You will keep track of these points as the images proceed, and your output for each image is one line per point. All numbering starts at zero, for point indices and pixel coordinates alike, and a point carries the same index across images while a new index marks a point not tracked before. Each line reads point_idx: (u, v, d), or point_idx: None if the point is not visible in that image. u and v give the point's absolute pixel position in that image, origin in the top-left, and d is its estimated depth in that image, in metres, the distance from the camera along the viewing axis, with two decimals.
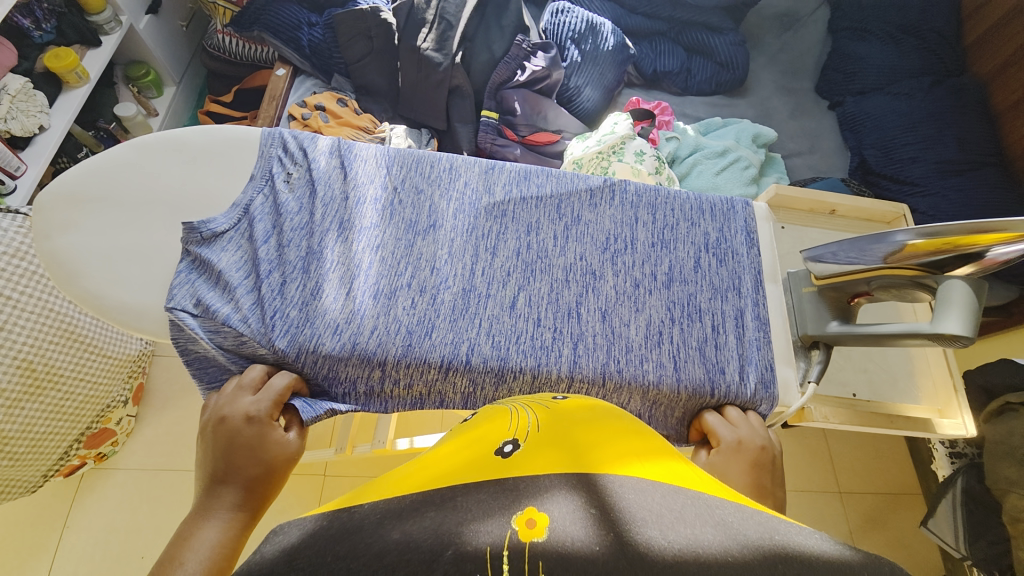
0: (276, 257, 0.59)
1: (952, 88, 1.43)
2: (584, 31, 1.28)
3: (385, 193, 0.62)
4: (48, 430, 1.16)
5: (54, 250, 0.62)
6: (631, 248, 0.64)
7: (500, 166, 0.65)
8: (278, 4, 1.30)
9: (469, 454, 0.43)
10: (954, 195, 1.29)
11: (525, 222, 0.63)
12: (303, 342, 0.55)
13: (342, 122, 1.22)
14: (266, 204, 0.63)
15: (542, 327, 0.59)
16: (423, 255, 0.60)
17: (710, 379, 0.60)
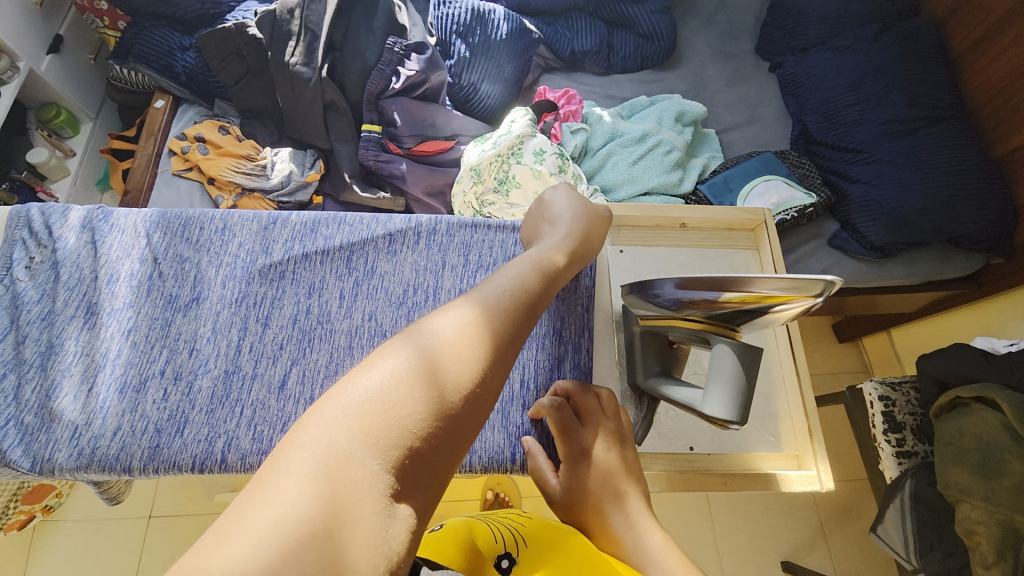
0: (11, 357, 0.55)
1: (900, 35, 1.28)
2: (471, 22, 1.17)
3: (144, 267, 0.59)
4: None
5: None
6: (429, 300, 0.60)
7: (282, 219, 0.61)
8: (150, 30, 1.23)
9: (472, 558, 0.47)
10: (902, 159, 1.15)
11: (308, 282, 0.60)
12: (39, 452, 0.52)
13: (223, 152, 1.15)
14: (1, 297, 0.57)
15: (314, 406, 0.55)
16: (183, 335, 0.57)
17: (509, 441, 0.60)
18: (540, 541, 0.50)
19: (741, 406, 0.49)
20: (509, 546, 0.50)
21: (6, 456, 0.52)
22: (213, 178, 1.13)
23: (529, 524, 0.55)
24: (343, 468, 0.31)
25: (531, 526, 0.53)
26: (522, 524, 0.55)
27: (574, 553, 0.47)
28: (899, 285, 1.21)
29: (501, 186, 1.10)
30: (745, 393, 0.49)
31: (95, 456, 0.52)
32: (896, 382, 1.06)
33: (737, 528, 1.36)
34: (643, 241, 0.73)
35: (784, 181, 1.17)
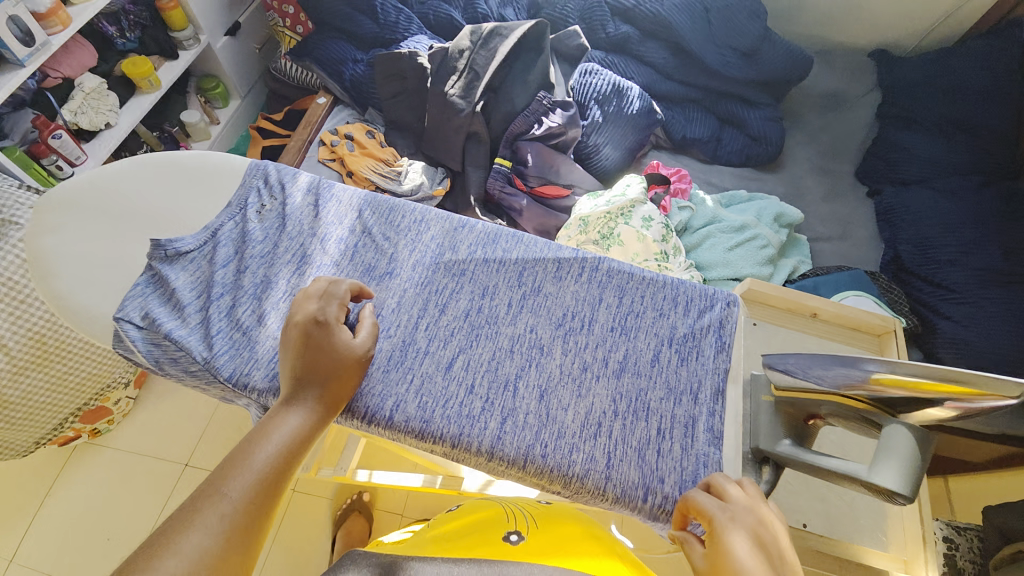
0: (229, 280, 0.59)
1: (1003, 192, 1.34)
2: (609, 93, 1.29)
3: (351, 235, 0.62)
4: (48, 401, 1.19)
5: (36, 252, 0.62)
6: (587, 329, 0.60)
7: (470, 225, 0.65)
8: (331, 40, 1.42)
9: (491, 535, 0.69)
10: (995, 307, 1.18)
11: (483, 284, 0.61)
12: (240, 367, 0.54)
13: (366, 153, 1.29)
14: (232, 229, 0.62)
15: (474, 394, 0.55)
16: (372, 301, 0.59)
17: (644, 484, 0.53)
18: (545, 526, 0.71)
19: (915, 484, 0.44)
20: (517, 526, 0.70)
21: (212, 362, 0.54)
22: (352, 173, 1.27)
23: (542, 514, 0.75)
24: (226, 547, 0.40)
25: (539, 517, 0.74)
26: (535, 511, 0.76)
27: (567, 540, 0.68)
28: (970, 429, 1.20)
29: (603, 240, 1.19)
30: (920, 477, 0.44)
31: None
32: (962, 527, 1.04)
33: None
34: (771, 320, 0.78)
35: (874, 301, 1.19)
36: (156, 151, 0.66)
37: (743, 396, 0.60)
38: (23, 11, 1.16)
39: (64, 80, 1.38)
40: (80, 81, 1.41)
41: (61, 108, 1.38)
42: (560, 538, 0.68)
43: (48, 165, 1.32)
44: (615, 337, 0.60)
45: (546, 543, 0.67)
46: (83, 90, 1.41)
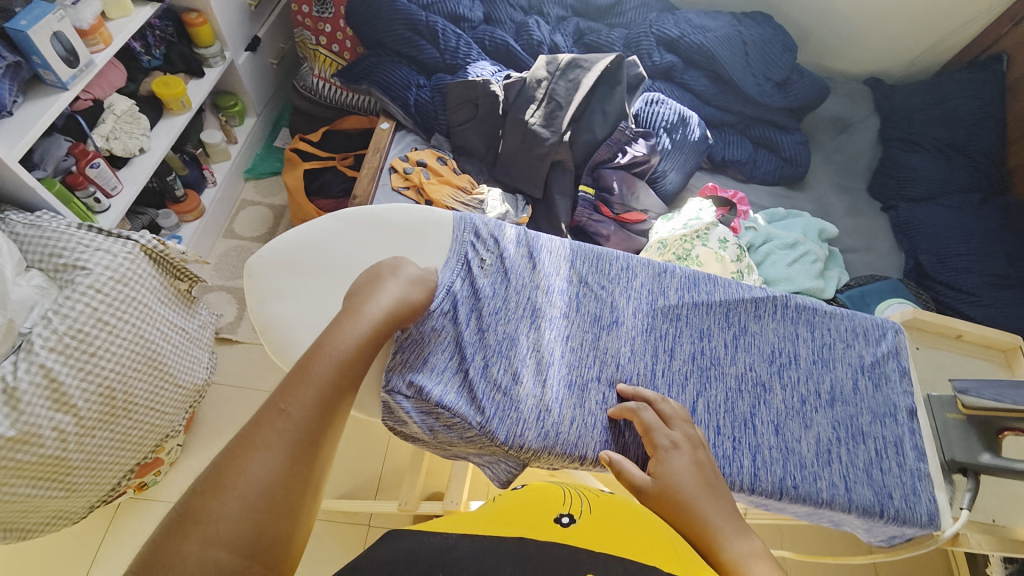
0: (479, 341, 0.65)
1: (1000, 207, 1.55)
2: (675, 122, 1.37)
3: (571, 286, 0.70)
4: (110, 460, 1.07)
5: (270, 317, 0.67)
6: (795, 363, 0.67)
7: (671, 270, 0.71)
8: (391, 64, 1.40)
9: (533, 517, 0.50)
10: (1009, 309, 1.37)
11: (698, 327, 0.68)
12: (511, 427, 0.61)
13: (443, 181, 1.27)
14: (464, 287, 0.68)
15: (720, 434, 0.62)
16: (608, 350, 0.66)
17: (880, 502, 0.59)
18: (606, 514, 0.52)
19: None
20: (571, 508, 0.52)
21: (489, 426, 0.60)
22: (432, 201, 1.24)
23: (606, 500, 0.55)
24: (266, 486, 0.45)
25: (606, 500, 0.55)
26: (592, 497, 0.56)
27: (636, 527, 0.50)
28: None
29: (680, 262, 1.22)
30: None
31: (561, 439, 0.61)
32: None
33: None
34: (927, 342, 0.81)
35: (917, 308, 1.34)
36: (358, 208, 0.73)
37: (929, 415, 0.71)
38: (66, 26, 1.01)
39: (95, 102, 1.25)
40: (110, 103, 1.29)
41: (91, 133, 1.25)
42: (627, 528, 0.49)
43: (85, 198, 1.21)
44: (819, 370, 0.67)
45: (606, 536, 0.47)
46: (115, 113, 1.29)
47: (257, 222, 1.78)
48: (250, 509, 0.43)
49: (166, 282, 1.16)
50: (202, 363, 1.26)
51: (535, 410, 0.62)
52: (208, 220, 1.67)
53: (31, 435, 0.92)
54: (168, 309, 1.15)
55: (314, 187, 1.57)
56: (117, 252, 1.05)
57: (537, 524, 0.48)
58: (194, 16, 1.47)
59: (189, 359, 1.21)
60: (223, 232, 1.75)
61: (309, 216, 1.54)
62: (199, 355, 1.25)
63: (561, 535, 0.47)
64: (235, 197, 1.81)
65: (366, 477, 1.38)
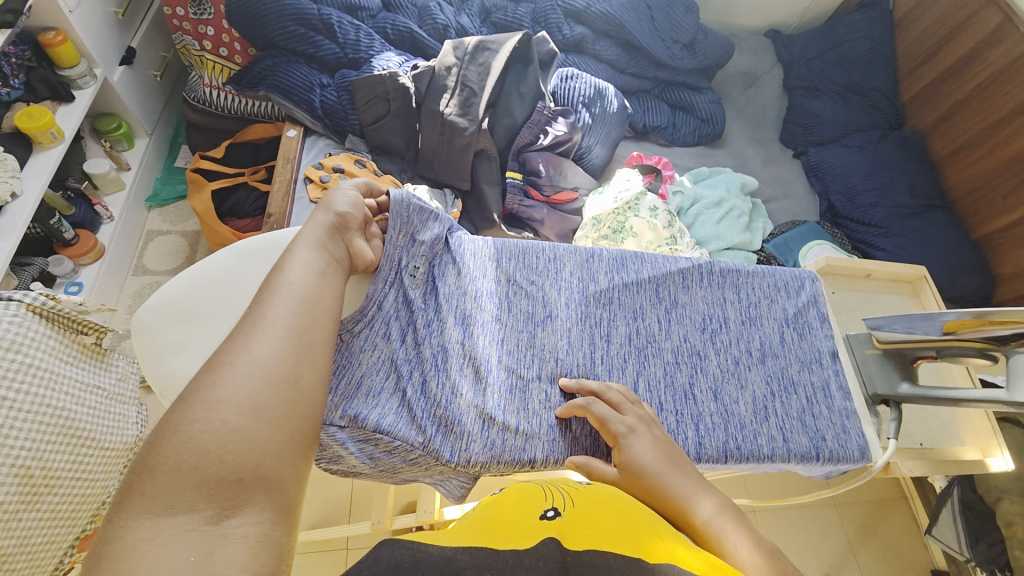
0: (415, 354, 0.63)
1: (897, 141, 1.68)
2: (593, 95, 1.36)
3: (500, 286, 0.69)
4: (45, 541, 0.96)
5: (170, 373, 0.61)
6: (725, 327, 0.69)
7: (598, 254, 0.72)
8: (288, 65, 1.29)
9: (515, 517, 0.50)
10: (914, 236, 1.50)
11: (630, 307, 0.69)
12: (456, 442, 0.59)
13: (364, 184, 1.20)
14: (394, 300, 0.65)
15: (663, 411, 0.63)
16: (545, 346, 0.66)
17: (816, 446, 0.63)
18: (589, 505, 0.51)
19: None
20: (557, 504, 0.52)
21: (433, 445, 0.58)
22: None
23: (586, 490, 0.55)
24: (263, 369, 0.47)
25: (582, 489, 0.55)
26: (573, 491, 0.55)
27: (611, 511, 0.50)
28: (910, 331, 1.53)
29: (615, 235, 1.23)
30: None
31: (506, 445, 0.60)
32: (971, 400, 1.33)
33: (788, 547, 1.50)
34: (841, 286, 0.85)
35: (833, 247, 1.43)
36: (254, 237, 0.68)
37: (850, 354, 0.75)
38: None
39: None
40: None
41: None
42: (605, 514, 0.49)
43: None
44: (748, 328, 0.69)
45: (583, 524, 0.47)
46: None
47: (170, 253, 1.64)
48: (255, 384, 0.46)
49: (66, 339, 1.04)
50: (131, 419, 1.15)
51: (477, 421, 0.60)
52: (111, 260, 1.51)
53: None
54: (75, 368, 1.04)
55: (226, 208, 1.45)
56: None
57: (522, 523, 0.47)
58: (51, 34, 1.30)
59: (113, 418, 1.10)
60: (132, 270, 1.60)
61: (227, 239, 1.42)
62: (124, 412, 1.13)
63: (541, 530, 0.47)
64: (139, 229, 1.65)
65: (337, 500, 1.34)
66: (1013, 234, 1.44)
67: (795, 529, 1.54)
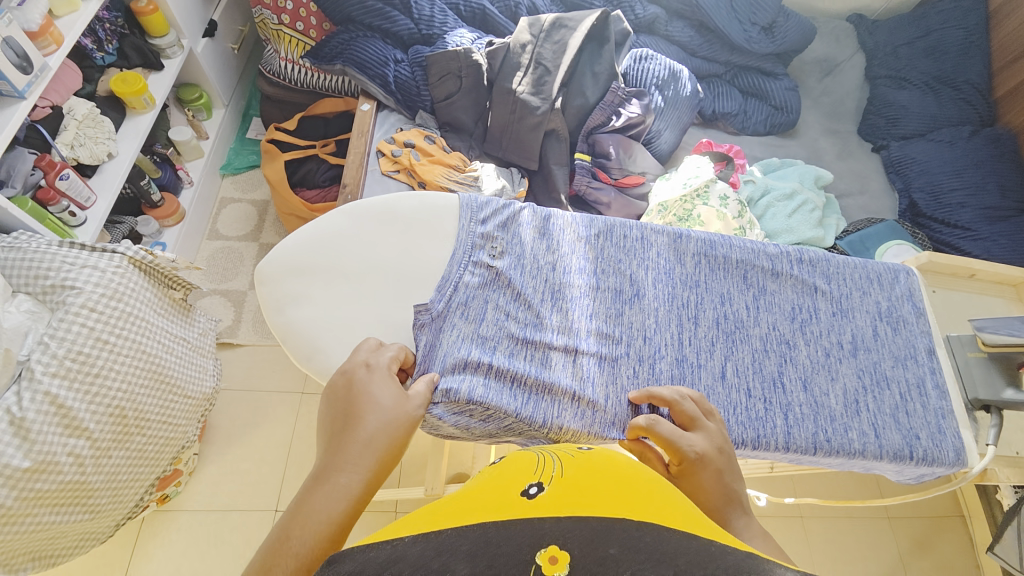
0: (499, 332, 0.63)
1: (990, 138, 1.55)
2: (667, 78, 1.32)
3: (588, 262, 0.68)
4: (130, 477, 1.06)
5: (292, 323, 0.65)
6: (816, 317, 0.66)
7: (687, 234, 0.69)
8: (364, 40, 1.31)
9: (496, 494, 0.44)
10: (1003, 240, 1.40)
11: (718, 292, 0.67)
12: (546, 412, 0.60)
13: (434, 161, 1.23)
14: (478, 272, 0.65)
15: (752, 397, 0.62)
16: (634, 325, 0.65)
17: (908, 444, 0.61)
18: (583, 475, 0.46)
19: None
20: (543, 475, 0.46)
21: (522, 413, 0.59)
22: (425, 183, 1.20)
23: (583, 456, 0.50)
24: None
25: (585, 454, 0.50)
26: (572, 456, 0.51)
27: (612, 479, 0.45)
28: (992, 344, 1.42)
29: (682, 223, 1.21)
30: None
31: (597, 418, 0.60)
32: None
33: (835, 559, 1.46)
34: (936, 285, 0.80)
35: (913, 247, 1.35)
36: (365, 200, 0.69)
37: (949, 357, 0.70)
38: (16, 29, 0.91)
39: (54, 109, 1.15)
40: (70, 108, 1.20)
41: (53, 142, 1.15)
42: (603, 483, 0.45)
43: (59, 213, 1.13)
44: (840, 321, 0.66)
45: (582, 495, 0.43)
46: (76, 118, 1.20)
47: (241, 220, 1.72)
48: None
49: (159, 293, 1.11)
50: (208, 372, 1.23)
51: (568, 397, 0.61)
52: (190, 223, 1.61)
53: (48, 463, 0.90)
54: (165, 321, 1.11)
55: (297, 177, 1.51)
56: (105, 267, 1.00)
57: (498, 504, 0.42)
58: (143, 3, 1.36)
59: (194, 369, 1.18)
60: (207, 234, 1.69)
61: (296, 209, 1.48)
62: (203, 364, 1.21)
63: (535, 508, 0.41)
64: (214, 195, 1.74)
65: None
66: None
67: (843, 538, 1.49)
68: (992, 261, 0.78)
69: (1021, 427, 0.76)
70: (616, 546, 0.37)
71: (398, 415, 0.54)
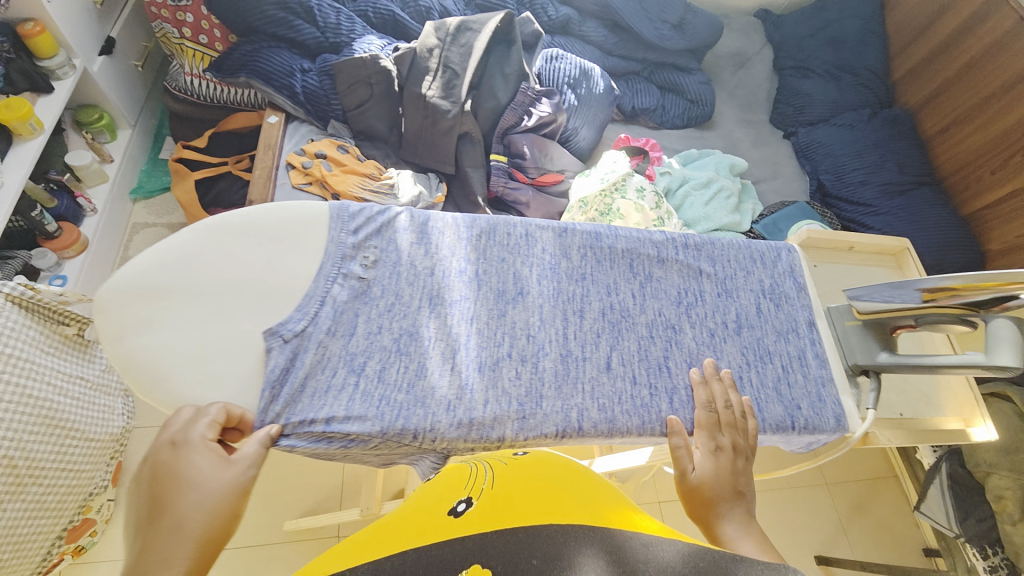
0: (370, 346, 0.61)
1: (887, 119, 1.66)
2: (578, 77, 1.35)
3: (470, 264, 0.67)
4: (31, 531, 0.97)
5: (135, 352, 0.60)
6: (701, 300, 0.68)
7: (572, 228, 0.70)
8: (267, 50, 1.26)
9: (428, 515, 0.51)
10: (902, 213, 1.49)
11: (604, 283, 0.68)
12: (418, 422, 0.57)
13: (347, 170, 1.19)
14: (345, 287, 0.63)
15: (638, 385, 0.62)
16: (518, 323, 0.64)
17: (790, 415, 0.63)
18: (507, 487, 0.54)
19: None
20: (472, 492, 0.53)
21: (392, 426, 0.57)
22: (339, 194, 1.17)
23: (512, 468, 0.58)
24: None
25: (514, 466, 0.59)
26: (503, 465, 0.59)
27: (535, 494, 0.52)
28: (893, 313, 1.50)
29: (603, 217, 1.23)
30: None
31: (476, 423, 0.58)
32: None
33: (780, 528, 1.51)
34: (822, 259, 0.84)
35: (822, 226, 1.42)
36: (222, 216, 0.65)
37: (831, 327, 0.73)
38: None
39: None
40: None
41: None
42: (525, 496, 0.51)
43: None
44: (724, 303, 0.68)
45: (501, 507, 0.49)
46: None
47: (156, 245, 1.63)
48: None
49: (46, 330, 1.01)
50: (115, 410, 1.14)
51: (444, 404, 0.59)
52: (95, 252, 1.50)
53: None
54: (56, 360, 1.02)
55: (210, 197, 1.44)
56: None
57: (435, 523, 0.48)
58: (30, 25, 1.26)
59: (98, 409, 1.10)
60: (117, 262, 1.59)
61: None
62: (108, 403, 1.13)
63: (458, 526, 0.47)
64: (124, 221, 1.64)
65: (326, 489, 1.34)
66: (1003, 209, 1.41)
67: (787, 509, 1.55)
68: (866, 234, 0.82)
69: (902, 388, 0.80)
70: (536, 557, 0.41)
71: (223, 489, 0.52)
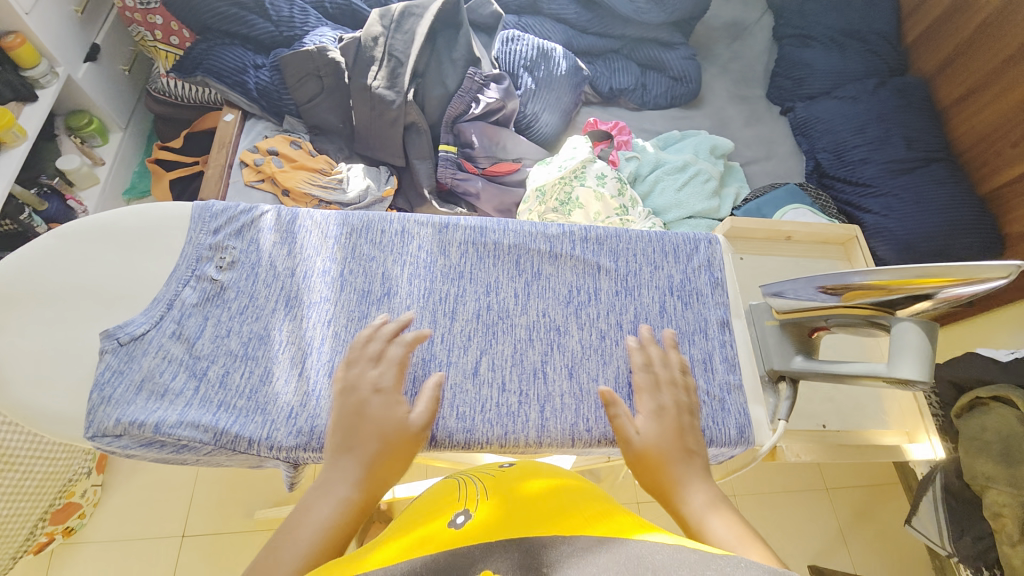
0: (215, 349, 0.59)
1: (896, 89, 1.49)
2: (536, 58, 1.28)
3: (335, 263, 0.64)
4: (10, 514, 1.00)
5: None
6: (595, 299, 0.65)
7: (454, 223, 0.67)
8: (222, 48, 1.27)
9: (424, 526, 0.48)
10: (907, 194, 1.35)
11: (484, 281, 0.65)
12: (254, 430, 0.56)
13: (297, 166, 1.18)
14: (198, 288, 0.62)
15: (507, 391, 0.60)
16: (379, 326, 0.62)
17: None
18: (505, 498, 0.51)
19: (929, 367, 0.53)
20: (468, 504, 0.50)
21: (226, 434, 0.55)
22: (289, 191, 1.16)
23: (503, 478, 0.56)
24: None
25: (498, 478, 0.56)
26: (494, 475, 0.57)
27: (532, 495, 0.51)
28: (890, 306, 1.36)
29: (562, 207, 1.15)
30: (931, 363, 0.52)
31: (316, 433, 0.56)
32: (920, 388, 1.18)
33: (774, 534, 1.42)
34: (755, 250, 0.88)
35: (811, 210, 1.30)
36: (82, 220, 0.63)
37: (750, 327, 0.68)
38: None
39: None
40: None
41: None
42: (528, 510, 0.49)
43: None
44: (620, 302, 0.65)
45: (502, 519, 0.47)
46: None
47: None
48: None
49: None
50: None
51: (286, 413, 0.57)
52: None
53: None
54: None
55: (183, 196, 1.48)
56: None
57: (433, 533, 0.45)
58: (10, 38, 1.31)
59: None
60: None
61: None
62: None
63: (462, 537, 0.44)
64: None
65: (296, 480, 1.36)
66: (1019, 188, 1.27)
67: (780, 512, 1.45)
68: (798, 223, 0.83)
69: (829, 398, 0.82)
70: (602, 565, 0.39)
71: (355, 475, 0.49)
